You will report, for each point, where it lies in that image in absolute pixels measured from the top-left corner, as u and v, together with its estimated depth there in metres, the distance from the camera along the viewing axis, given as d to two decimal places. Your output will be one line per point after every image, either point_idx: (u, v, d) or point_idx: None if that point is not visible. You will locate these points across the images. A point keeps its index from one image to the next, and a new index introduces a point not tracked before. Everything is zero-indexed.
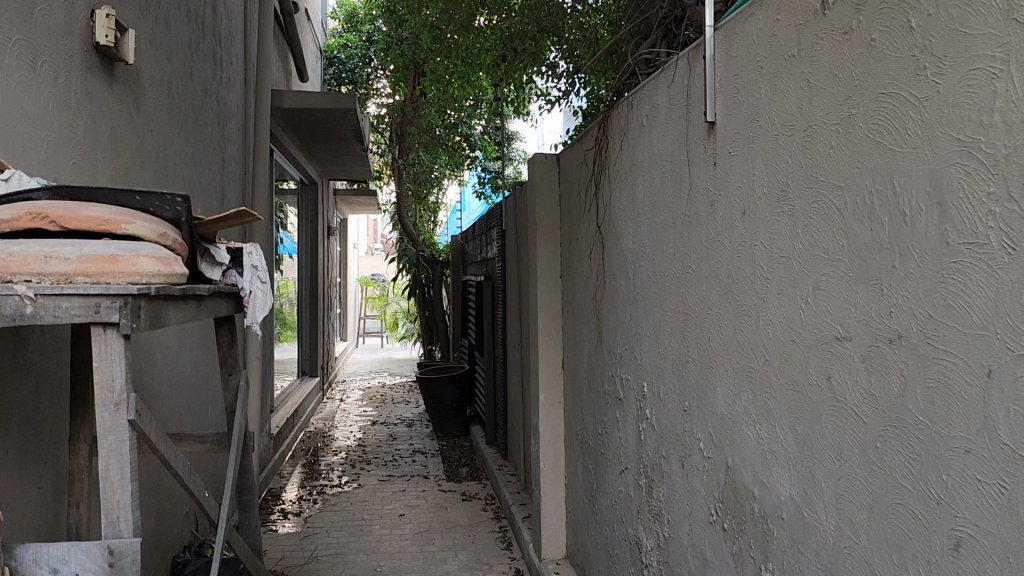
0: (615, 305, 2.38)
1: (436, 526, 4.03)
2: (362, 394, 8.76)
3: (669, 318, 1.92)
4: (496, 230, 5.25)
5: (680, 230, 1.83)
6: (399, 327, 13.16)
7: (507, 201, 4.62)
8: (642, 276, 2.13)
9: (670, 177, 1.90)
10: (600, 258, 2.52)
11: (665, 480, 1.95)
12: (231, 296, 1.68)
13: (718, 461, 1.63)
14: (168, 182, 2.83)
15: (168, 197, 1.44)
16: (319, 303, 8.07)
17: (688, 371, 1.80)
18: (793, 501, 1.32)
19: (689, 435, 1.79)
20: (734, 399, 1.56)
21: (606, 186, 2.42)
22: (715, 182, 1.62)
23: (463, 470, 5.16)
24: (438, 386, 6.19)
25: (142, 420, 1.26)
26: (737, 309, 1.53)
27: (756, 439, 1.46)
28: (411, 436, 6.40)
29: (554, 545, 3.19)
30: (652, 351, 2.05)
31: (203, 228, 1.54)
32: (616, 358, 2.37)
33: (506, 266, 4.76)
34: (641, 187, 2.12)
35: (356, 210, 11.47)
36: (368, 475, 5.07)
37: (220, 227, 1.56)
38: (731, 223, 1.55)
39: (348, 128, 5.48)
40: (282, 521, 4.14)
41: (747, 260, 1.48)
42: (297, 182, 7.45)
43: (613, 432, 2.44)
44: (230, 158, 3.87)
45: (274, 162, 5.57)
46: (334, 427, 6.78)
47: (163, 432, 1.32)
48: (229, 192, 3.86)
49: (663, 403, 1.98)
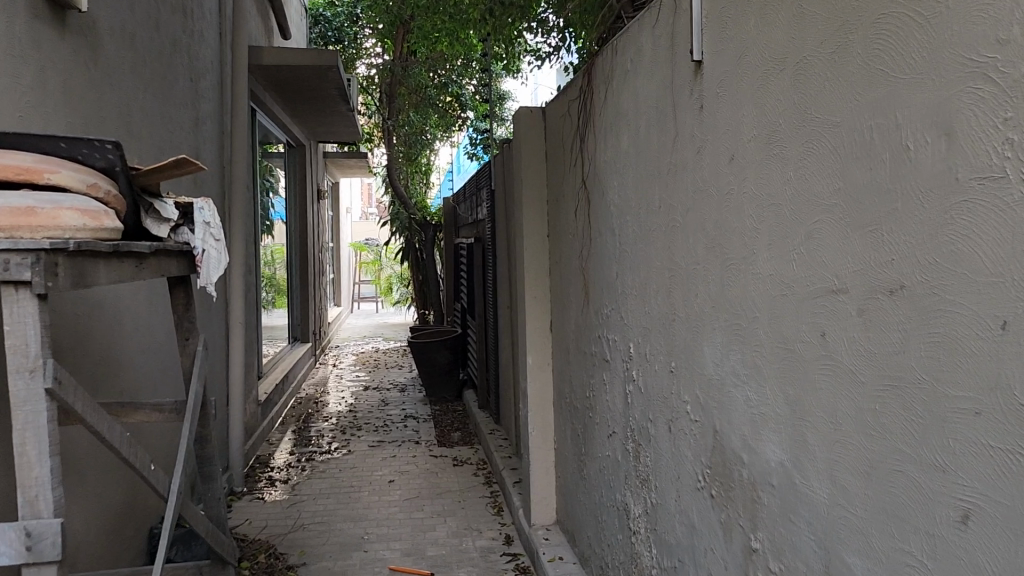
0: (600, 263, 2.28)
1: (426, 492, 3.96)
2: (355, 360, 8.68)
3: (654, 273, 1.82)
4: (485, 190, 5.13)
5: (664, 181, 1.73)
6: (394, 292, 13.07)
7: (495, 160, 4.50)
8: (627, 231, 2.02)
9: (653, 124, 1.79)
10: (586, 214, 2.41)
11: (652, 444, 1.86)
12: (183, 255, 1.57)
13: (705, 425, 1.53)
14: (133, 140, 2.71)
15: (96, 143, 1.34)
16: (310, 268, 7.96)
17: (674, 330, 1.69)
18: (782, 468, 1.23)
19: (676, 398, 1.70)
20: (721, 358, 1.46)
21: (590, 139, 2.31)
22: (701, 127, 1.51)
23: (455, 435, 5.09)
24: (431, 350, 6.11)
25: (63, 389, 1.18)
26: (723, 262, 1.43)
27: (745, 400, 1.36)
28: (404, 401, 6.33)
29: (544, 511, 3.11)
30: (638, 310, 1.95)
31: (142, 178, 1.45)
32: (602, 319, 2.27)
33: (496, 226, 4.64)
34: (625, 136, 2.01)
35: (348, 173, 11.31)
36: (358, 440, 5.00)
37: (161, 178, 1.47)
38: (718, 169, 1.44)
39: (332, 87, 5.35)
40: (269, 489, 4.07)
41: (735, 209, 1.37)
42: (285, 145, 7.30)
43: (600, 394, 2.34)
44: (205, 118, 3.75)
45: (256, 123, 5.41)
46: (326, 393, 6.71)
47: (93, 402, 1.24)
48: (205, 153, 3.74)
49: (649, 364, 1.88)
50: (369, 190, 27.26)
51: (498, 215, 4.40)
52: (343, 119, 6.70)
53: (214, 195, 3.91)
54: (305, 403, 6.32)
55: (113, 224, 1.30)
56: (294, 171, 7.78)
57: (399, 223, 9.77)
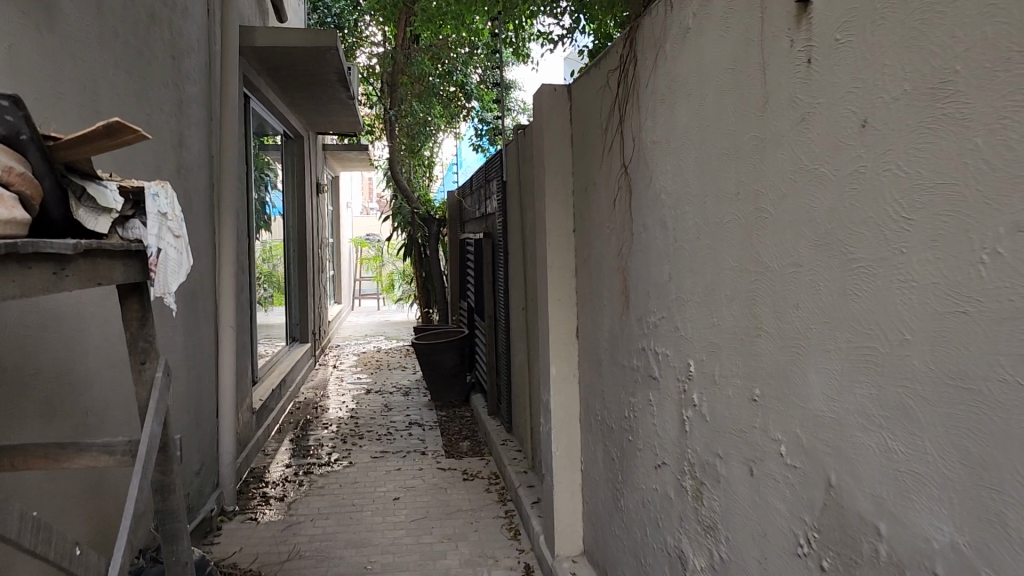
0: (646, 263, 1.93)
1: (434, 511, 3.62)
2: (357, 360, 8.33)
3: (724, 276, 1.47)
4: (495, 181, 4.79)
5: (742, 162, 1.38)
6: (395, 289, 12.71)
7: (507, 149, 4.15)
8: (684, 224, 1.67)
9: (727, 93, 1.44)
10: (626, 205, 2.07)
11: (720, 486, 1.51)
12: (111, 252, 1.23)
13: (810, 475, 1.19)
14: (102, 121, 2.37)
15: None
16: (308, 265, 7.60)
17: (758, 350, 1.34)
18: (955, 552, 0.88)
19: (759, 434, 1.35)
20: (838, 392, 1.11)
21: (633, 117, 1.96)
22: (808, 88, 1.16)
23: (464, 444, 4.75)
24: (437, 351, 5.77)
25: None
26: (844, 263, 1.08)
27: (881, 451, 1.01)
28: (408, 406, 5.98)
29: (569, 540, 2.77)
30: (700, 320, 1.60)
31: (63, 151, 1.13)
32: (649, 328, 1.92)
33: (509, 220, 4.29)
34: (682, 109, 1.66)
35: (348, 166, 10.95)
36: (360, 451, 4.66)
37: (90, 152, 1.16)
38: (838, 141, 1.09)
39: (331, 72, 5.01)
40: (264, 508, 3.73)
41: (869, 194, 1.02)
42: (283, 136, 6.96)
43: (643, 416, 1.99)
44: (191, 101, 3.41)
45: (250, 111, 5.07)
46: (325, 398, 6.36)
47: None
48: (191, 140, 3.40)
49: (716, 387, 1.53)
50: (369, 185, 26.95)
51: (512, 208, 4.05)
52: (342, 108, 6.36)
53: (203, 187, 3.57)
54: (303, 408, 5.97)
55: (7, 215, 0.99)
56: (291, 164, 7.42)
57: (402, 218, 9.43)
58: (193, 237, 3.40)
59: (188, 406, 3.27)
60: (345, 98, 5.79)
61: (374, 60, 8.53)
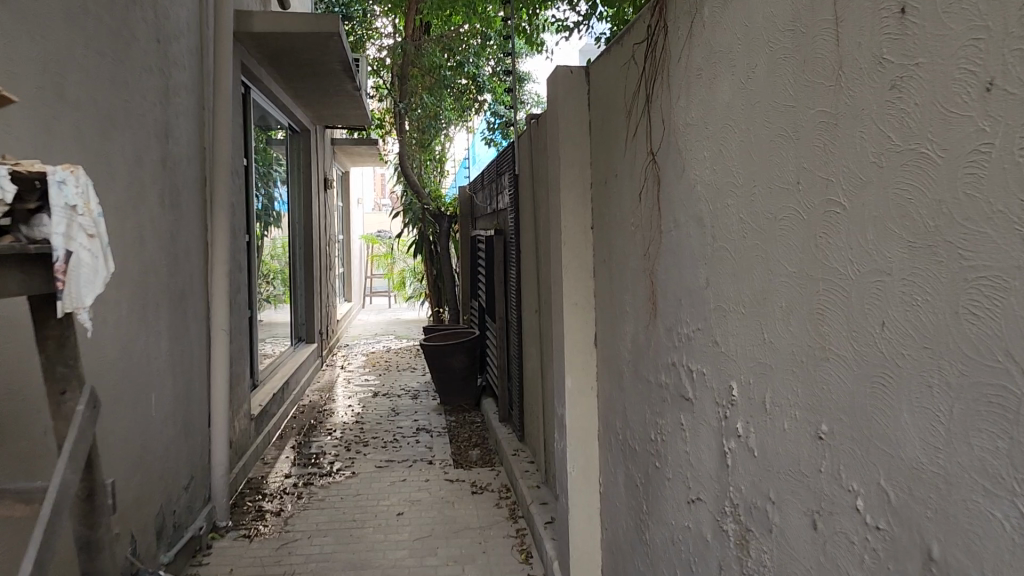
0: (677, 266, 1.67)
1: (440, 529, 3.37)
2: (365, 361, 8.10)
3: (779, 282, 1.21)
4: (507, 175, 4.55)
5: (804, 146, 1.12)
6: (407, 287, 12.43)
7: (520, 139, 3.90)
8: (724, 222, 1.42)
9: (783, 62, 1.18)
10: (652, 201, 1.81)
11: (772, 537, 1.26)
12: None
13: (901, 544, 0.93)
14: (66, 108, 2.13)
15: None
16: (315, 262, 7.38)
17: (826, 376, 1.09)
18: None
19: (826, 480, 1.10)
20: (942, 441, 0.85)
21: (663, 97, 1.71)
22: (901, 47, 0.90)
23: (474, 453, 4.50)
24: (446, 353, 5.53)
25: None
26: (955, 274, 0.82)
27: (1013, 528, 0.76)
28: (417, 410, 5.73)
29: (586, 570, 2.51)
30: (744, 335, 1.35)
31: None
32: (681, 341, 1.66)
33: (521, 216, 4.04)
34: (724, 83, 1.40)
35: (357, 161, 10.73)
36: (364, 460, 4.42)
37: None
38: (944, 111, 0.83)
39: (335, 60, 4.77)
40: (259, 524, 3.49)
41: (995, 183, 0.77)
42: (288, 129, 6.73)
43: (673, 442, 1.73)
44: (180, 89, 3.17)
45: (250, 102, 4.85)
46: (331, 401, 6.12)
47: None
48: (181, 130, 3.17)
49: (767, 418, 1.27)
50: (380, 180, 26.78)
51: (526, 203, 3.79)
52: (349, 100, 6.13)
53: (194, 181, 3.34)
54: (307, 412, 5.75)
55: None
56: (297, 158, 7.18)
57: (413, 214, 9.22)
58: (183, 235, 3.17)
59: (178, 417, 3.03)
60: (351, 88, 5.56)
61: (385, 53, 8.47)
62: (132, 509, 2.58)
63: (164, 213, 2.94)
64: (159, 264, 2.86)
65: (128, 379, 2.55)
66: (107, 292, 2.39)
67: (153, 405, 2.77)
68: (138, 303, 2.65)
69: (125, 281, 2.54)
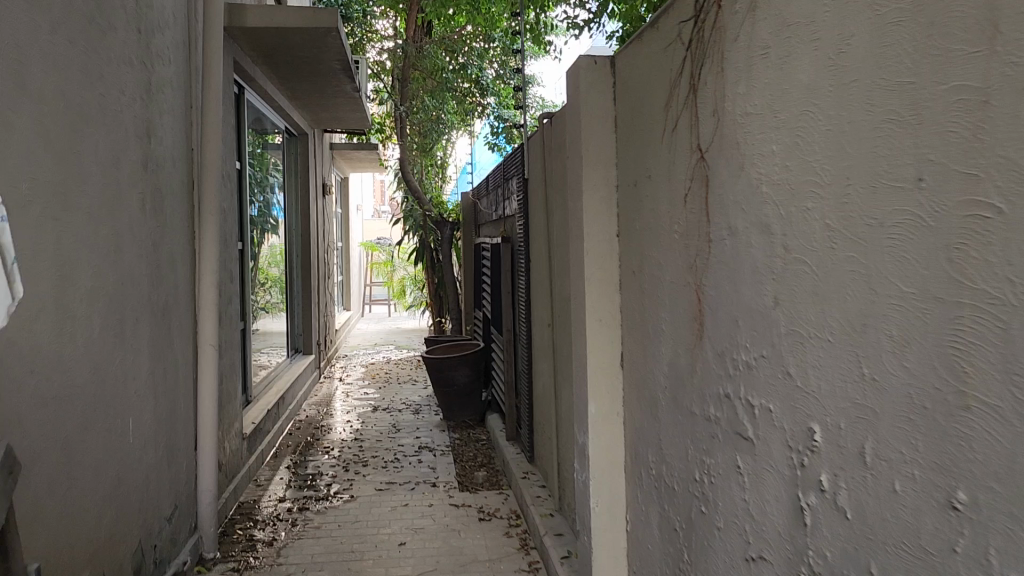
0: (733, 282, 1.42)
1: (446, 561, 3.12)
2: (364, 372, 7.84)
3: (886, 304, 0.97)
4: (515, 179, 4.31)
5: (931, 132, 0.88)
6: (407, 295, 12.17)
7: (531, 141, 3.66)
8: (801, 232, 1.17)
9: (895, 29, 0.94)
10: (698, 206, 1.57)
11: None
12: None
13: None
14: (31, 100, 1.89)
15: None
16: (313, 271, 7.12)
17: (967, 432, 0.84)
18: None
19: (965, 566, 0.85)
20: None
21: (715, 84, 1.46)
22: None
23: (479, 474, 4.24)
24: (449, 365, 5.29)
25: None
26: None
27: None
28: (419, 426, 5.48)
29: None
30: (831, 368, 1.10)
31: None
32: (737, 370, 1.41)
33: (532, 224, 3.79)
34: (802, 61, 1.15)
35: (357, 167, 10.49)
36: (363, 482, 4.16)
37: None
38: None
39: (333, 59, 4.53)
40: (250, 555, 3.23)
41: None
42: (284, 133, 6.49)
43: (727, 488, 1.48)
44: (166, 85, 2.93)
45: (244, 103, 4.61)
46: (329, 416, 5.86)
47: None
48: (167, 129, 2.92)
49: (868, 475, 1.02)
50: (380, 187, 26.56)
51: (537, 208, 3.54)
52: (349, 102, 5.89)
53: (182, 184, 3.09)
54: (303, 427, 5.49)
55: None
56: (294, 163, 6.94)
57: (414, 221, 8.99)
58: (168, 243, 2.91)
59: (160, 443, 2.77)
60: (350, 89, 5.32)
61: (385, 56, 8.25)
62: (106, 548, 2.32)
63: (146, 219, 2.69)
64: (139, 275, 2.61)
65: (103, 402, 2.29)
66: (78, 307, 2.13)
67: (131, 431, 2.51)
68: (116, 318, 2.39)
69: (101, 294, 2.29)
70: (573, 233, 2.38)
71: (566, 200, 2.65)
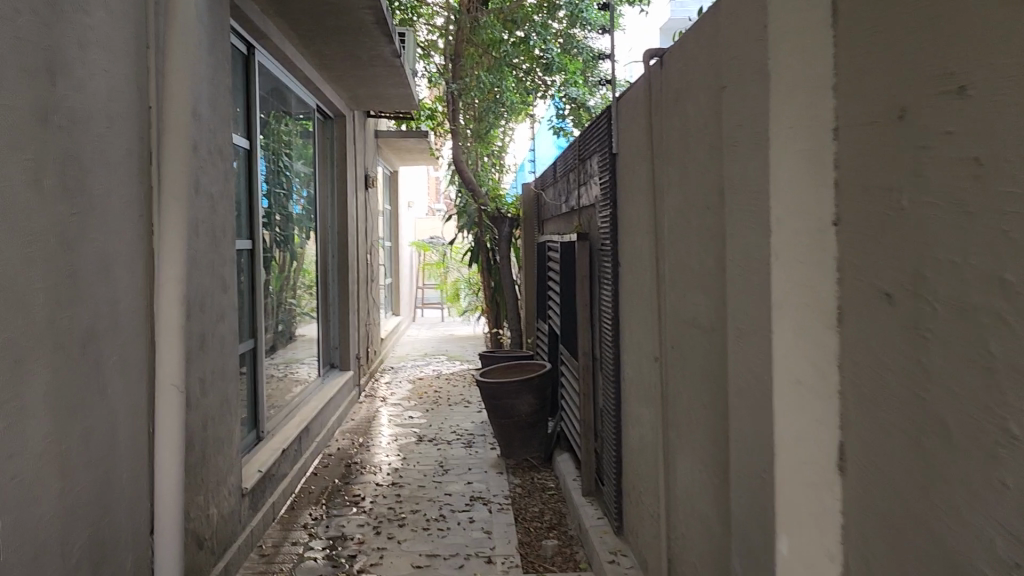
0: None
1: None
2: (411, 389, 6.90)
3: None
4: (596, 157, 3.31)
5: None
6: (461, 299, 11.20)
7: (627, 98, 2.64)
8: None
9: None
10: None
11: None
12: None
13: None
14: None
15: None
16: (351, 272, 6.20)
17: None
18: None
19: None
20: None
21: None
22: None
23: (549, 545, 3.23)
24: (509, 392, 4.30)
25: None
26: None
27: None
28: (472, 465, 4.49)
29: None
30: None
31: None
32: None
33: (624, 212, 2.78)
34: None
35: (407, 158, 9.59)
36: (397, 554, 3.18)
37: None
38: None
39: (363, 6, 3.56)
40: None
41: None
42: (316, 113, 5.55)
43: None
44: (97, 5, 1.98)
45: (254, 66, 3.69)
46: (364, 448, 4.90)
47: None
48: (99, 71, 1.97)
49: None
50: (433, 183, 25.83)
51: (637, 193, 2.52)
52: (387, 73, 4.93)
53: (129, 156, 2.14)
54: (333, 464, 4.54)
55: None
56: (328, 148, 5.99)
57: (468, 217, 8.06)
58: (101, 240, 1.97)
59: (75, 542, 1.82)
60: (390, 52, 4.37)
61: (436, 32, 7.36)
62: None
63: (48, 202, 1.73)
64: (29, 288, 1.65)
65: None
66: None
67: (4, 543, 1.55)
68: None
69: None
70: (745, 220, 1.36)
71: (721, 165, 1.62)
